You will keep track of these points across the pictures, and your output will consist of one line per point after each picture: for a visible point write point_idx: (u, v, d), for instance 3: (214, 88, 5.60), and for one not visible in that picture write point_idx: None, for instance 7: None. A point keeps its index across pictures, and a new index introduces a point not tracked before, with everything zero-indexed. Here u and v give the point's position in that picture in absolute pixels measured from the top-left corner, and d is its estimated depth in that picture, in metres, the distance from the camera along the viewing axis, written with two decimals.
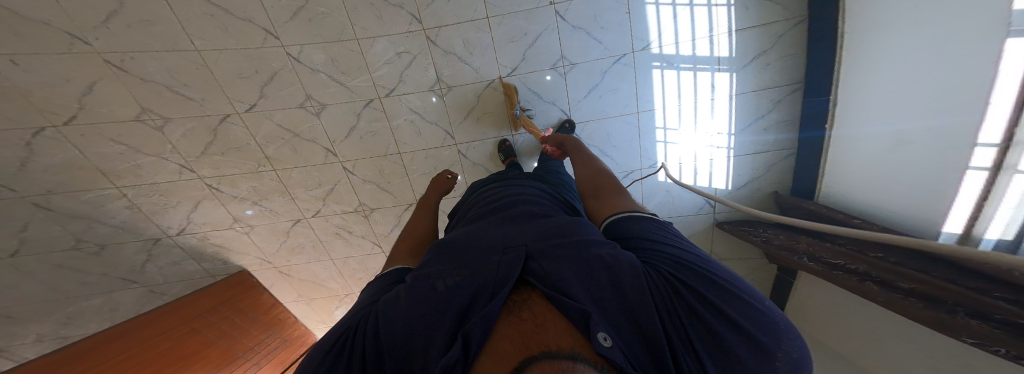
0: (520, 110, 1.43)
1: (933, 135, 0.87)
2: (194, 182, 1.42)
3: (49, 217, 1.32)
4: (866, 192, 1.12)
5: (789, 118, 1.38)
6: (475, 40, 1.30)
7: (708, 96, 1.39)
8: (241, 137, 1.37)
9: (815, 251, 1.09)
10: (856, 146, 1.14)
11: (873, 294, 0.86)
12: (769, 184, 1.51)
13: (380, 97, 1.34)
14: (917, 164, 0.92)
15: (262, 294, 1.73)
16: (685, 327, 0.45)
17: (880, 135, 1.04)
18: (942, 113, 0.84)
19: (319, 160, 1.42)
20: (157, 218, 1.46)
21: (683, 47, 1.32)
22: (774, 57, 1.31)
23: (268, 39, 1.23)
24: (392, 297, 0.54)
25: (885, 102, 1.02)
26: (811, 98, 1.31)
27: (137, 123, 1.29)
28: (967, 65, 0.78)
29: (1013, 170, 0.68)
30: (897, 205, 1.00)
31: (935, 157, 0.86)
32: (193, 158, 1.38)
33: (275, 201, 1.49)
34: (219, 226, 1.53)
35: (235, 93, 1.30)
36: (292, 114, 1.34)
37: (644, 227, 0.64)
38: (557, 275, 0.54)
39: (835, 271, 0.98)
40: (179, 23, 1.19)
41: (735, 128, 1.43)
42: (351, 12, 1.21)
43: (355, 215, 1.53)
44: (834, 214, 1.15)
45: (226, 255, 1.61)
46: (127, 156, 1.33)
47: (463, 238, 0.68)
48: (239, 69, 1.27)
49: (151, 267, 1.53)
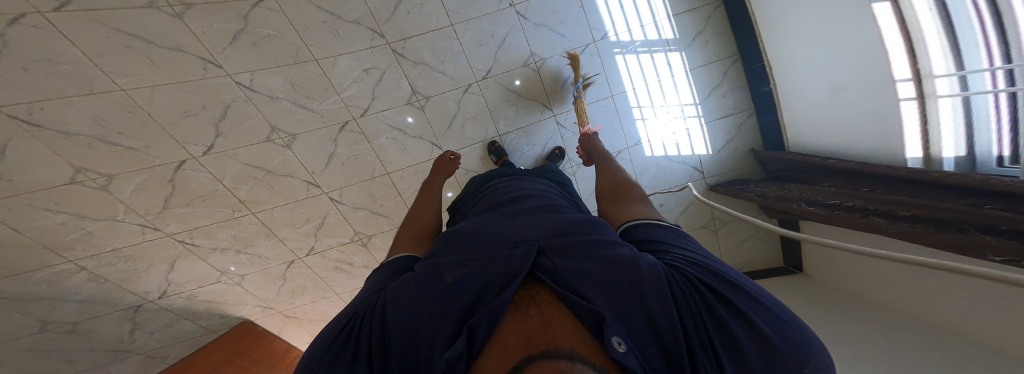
0: (501, 110, 1.34)
1: (859, 80, 0.97)
2: (163, 240, 1.29)
3: (1, 306, 1.17)
4: (829, 140, 1.15)
5: (739, 87, 1.44)
6: (443, 47, 1.21)
7: (668, 74, 1.41)
8: (206, 184, 1.23)
9: (811, 195, 1.06)
10: (811, 101, 1.18)
11: (880, 226, 0.77)
12: (743, 143, 1.49)
13: (355, 118, 1.23)
14: (856, 107, 1.01)
15: (272, 340, 1.65)
16: (707, 331, 0.45)
17: (817, 89, 1.14)
18: (856, 63, 0.96)
19: (300, 194, 1.31)
20: (131, 285, 1.33)
21: (635, 32, 1.35)
22: (711, 35, 1.39)
23: (208, 69, 1.07)
24: (398, 284, 0.52)
25: (812, 61, 1.11)
26: (749, 66, 1.39)
27: (75, 186, 1.12)
28: (856, 24, 0.93)
29: (936, 97, 0.80)
30: (850, 152, 1.06)
31: (868, 97, 0.95)
32: (154, 215, 1.24)
33: (262, 245, 1.39)
34: (206, 281, 1.42)
35: (184, 136, 1.15)
36: (258, 150, 1.21)
37: (660, 233, 0.64)
38: (571, 272, 0.52)
39: (836, 211, 0.92)
40: (92, 62, 1.00)
41: (699, 97, 1.44)
42: (303, 32, 1.09)
43: (353, 245, 1.46)
44: (813, 160, 1.14)
45: (222, 309, 1.52)
46: (72, 224, 1.17)
47: (472, 229, 0.65)
48: (183, 107, 1.11)
49: (140, 334, 1.42)
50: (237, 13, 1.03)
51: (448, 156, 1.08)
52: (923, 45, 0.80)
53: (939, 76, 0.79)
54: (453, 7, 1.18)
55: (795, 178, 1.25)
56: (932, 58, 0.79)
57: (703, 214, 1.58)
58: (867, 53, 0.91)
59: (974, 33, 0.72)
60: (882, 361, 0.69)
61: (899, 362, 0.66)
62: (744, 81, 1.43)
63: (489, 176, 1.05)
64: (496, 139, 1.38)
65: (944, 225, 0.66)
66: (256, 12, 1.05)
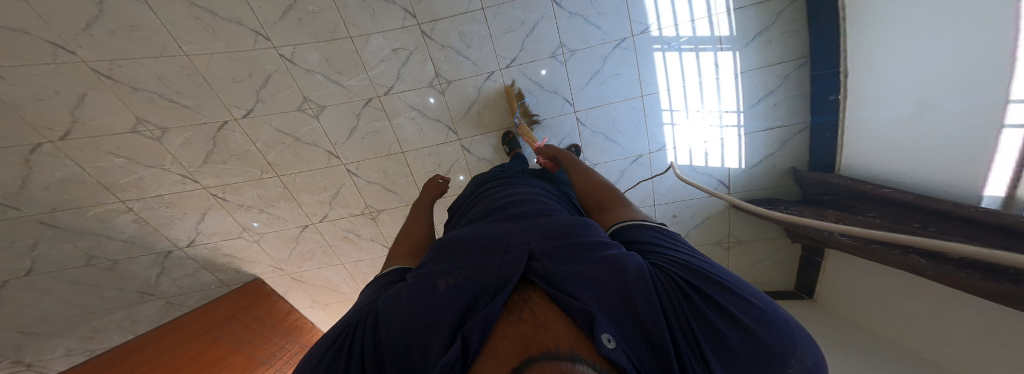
0: (521, 99, 1.38)
1: (961, 96, 0.79)
2: (199, 193, 1.41)
3: (58, 236, 1.31)
4: (892, 166, 1.02)
5: (798, 94, 1.33)
6: (471, 32, 1.26)
7: (713, 75, 1.36)
8: (242, 144, 1.34)
9: (850, 224, 1.00)
10: (883, 119, 1.04)
11: (920, 267, 0.74)
12: (785, 161, 1.42)
13: (379, 96, 1.31)
14: (944, 128, 0.84)
15: (277, 301, 1.75)
16: (691, 328, 0.43)
17: (898, 106, 0.98)
18: (974, 77, 0.76)
19: (322, 163, 1.39)
20: (166, 231, 1.46)
21: (683, 28, 1.30)
22: (776, 34, 1.28)
23: (259, 41, 1.19)
24: (391, 296, 0.53)
25: (910, 69, 0.94)
26: (818, 72, 1.26)
27: (134, 135, 1.27)
28: (991, 32, 0.72)
29: None
30: (921, 180, 0.91)
31: (968, 126, 0.78)
32: (195, 168, 1.36)
33: (282, 208, 1.48)
34: (228, 235, 1.52)
35: (231, 98, 1.27)
36: (291, 117, 1.31)
37: (642, 233, 0.64)
38: (561, 275, 0.51)
39: (874, 245, 0.88)
40: (165, 28, 1.14)
41: (743, 105, 1.38)
42: (343, 11, 1.18)
43: (363, 218, 1.52)
44: (863, 186, 1.03)
45: (238, 264, 1.62)
46: (128, 169, 1.31)
47: (464, 236, 0.65)
48: (232, 73, 1.23)
49: (165, 280, 1.54)
50: None
51: (438, 180, 1.13)
52: None
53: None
54: None
55: (837, 204, 1.14)
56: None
57: (718, 230, 1.50)
58: (993, 71, 0.71)
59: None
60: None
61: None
62: (804, 87, 1.32)
63: (488, 178, 1.07)
64: (513, 130, 1.42)
65: (995, 273, 0.60)
66: None
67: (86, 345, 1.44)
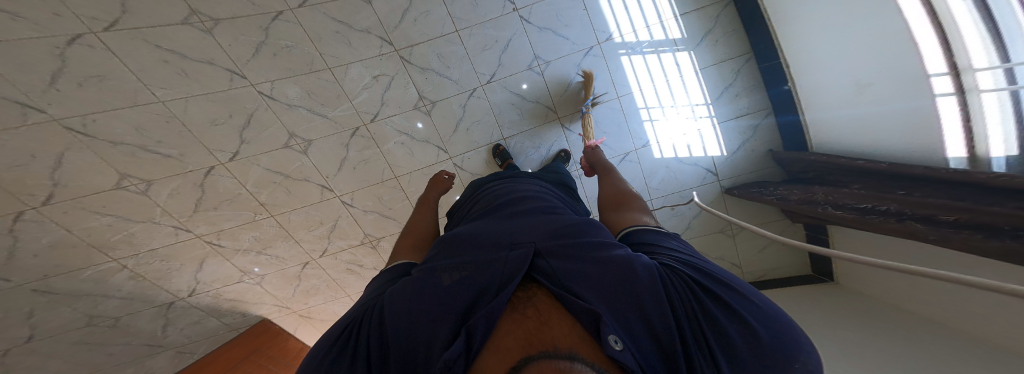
0: (506, 112, 1.36)
1: (888, 73, 0.88)
2: (194, 242, 1.38)
3: (54, 300, 1.28)
4: (853, 140, 1.06)
5: (755, 84, 1.39)
6: (448, 53, 1.25)
7: (676, 73, 1.39)
8: (231, 188, 1.31)
9: (838, 199, 0.98)
10: (835, 97, 1.10)
11: (922, 232, 0.68)
12: (761, 144, 1.42)
13: (365, 124, 1.28)
14: (885, 103, 0.91)
15: (288, 338, 1.72)
16: (703, 331, 0.42)
17: (839, 86, 1.07)
18: (889, 53, 0.87)
19: (315, 197, 1.37)
20: (165, 283, 1.43)
21: (641, 33, 1.34)
22: (720, 34, 1.36)
23: (235, 80, 1.16)
24: (395, 289, 0.52)
25: (837, 54, 1.04)
26: (764, 64, 1.35)
27: (120, 190, 1.23)
28: (887, 16, 0.85)
29: (977, 92, 0.67)
30: (881, 151, 0.95)
31: (901, 95, 0.86)
32: (186, 217, 1.33)
33: (280, 247, 1.46)
34: (230, 280, 1.50)
35: (213, 143, 1.24)
36: (278, 156, 1.28)
37: (653, 236, 0.63)
38: (569, 274, 0.50)
39: (868, 216, 0.84)
40: (136, 76, 1.11)
41: (710, 97, 1.40)
42: (318, 44, 1.16)
43: (363, 247, 1.50)
44: (839, 160, 1.05)
45: (243, 307, 1.60)
46: (117, 226, 1.28)
47: (469, 231, 0.64)
48: (211, 116, 1.20)
49: (171, 330, 1.51)
50: (258, 26, 1.11)
51: (445, 175, 1.12)
52: (956, 34, 0.69)
53: (980, 69, 0.66)
54: (457, 13, 1.22)
55: (822, 179, 1.13)
56: (967, 51, 0.68)
57: (716, 219, 1.52)
58: (901, 46, 0.82)
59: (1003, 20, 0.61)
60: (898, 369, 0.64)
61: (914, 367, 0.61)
62: (758, 80, 1.39)
63: (486, 180, 1.05)
64: (501, 142, 1.40)
65: (991, 231, 0.56)
66: (275, 25, 1.12)
67: None
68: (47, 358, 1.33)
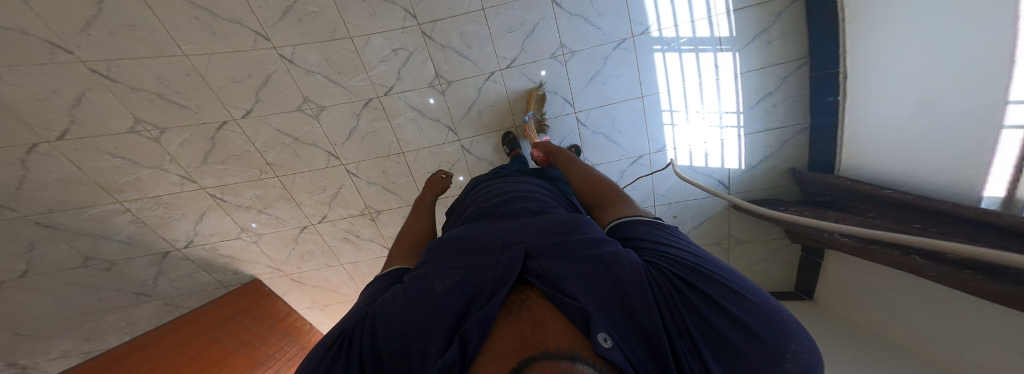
0: (521, 100, 1.38)
1: (964, 100, 0.78)
2: (197, 193, 1.40)
3: (56, 236, 1.30)
4: (896, 162, 1.01)
5: (797, 95, 1.32)
6: (471, 32, 1.25)
7: (713, 76, 1.34)
8: (240, 145, 1.34)
9: (848, 225, 1.00)
10: (886, 117, 1.03)
11: (922, 267, 0.73)
12: (783, 162, 1.41)
13: (378, 96, 1.30)
14: (946, 129, 0.84)
15: (275, 302, 1.74)
16: (688, 326, 0.43)
17: (900, 99, 0.98)
18: (971, 72, 0.76)
19: (322, 163, 1.38)
20: (164, 232, 1.45)
21: (683, 28, 1.28)
22: (776, 34, 1.27)
23: (258, 42, 1.19)
24: (386, 300, 0.53)
25: (914, 68, 0.93)
26: (819, 71, 1.23)
27: (133, 135, 1.26)
28: (990, 27, 0.71)
29: None
30: (923, 179, 0.91)
31: (965, 120, 0.79)
32: (193, 168, 1.35)
33: (281, 208, 1.47)
34: (227, 236, 1.51)
35: (230, 99, 1.26)
36: (290, 118, 1.31)
37: (645, 229, 0.62)
38: (559, 273, 0.51)
39: (874, 246, 0.87)
40: (165, 28, 1.14)
41: (743, 105, 1.37)
42: (343, 11, 1.18)
43: (362, 218, 1.51)
44: (862, 187, 1.04)
45: (237, 265, 1.61)
46: (126, 169, 1.30)
47: (461, 236, 0.65)
48: (232, 74, 1.23)
49: (163, 280, 1.53)
50: None
51: (442, 175, 1.15)
52: None
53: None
54: None
55: (838, 205, 1.14)
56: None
57: (719, 229, 1.49)
58: (989, 66, 0.71)
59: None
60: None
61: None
62: (804, 87, 1.30)
63: (483, 180, 1.07)
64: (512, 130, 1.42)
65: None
66: None
67: (82, 348, 1.39)
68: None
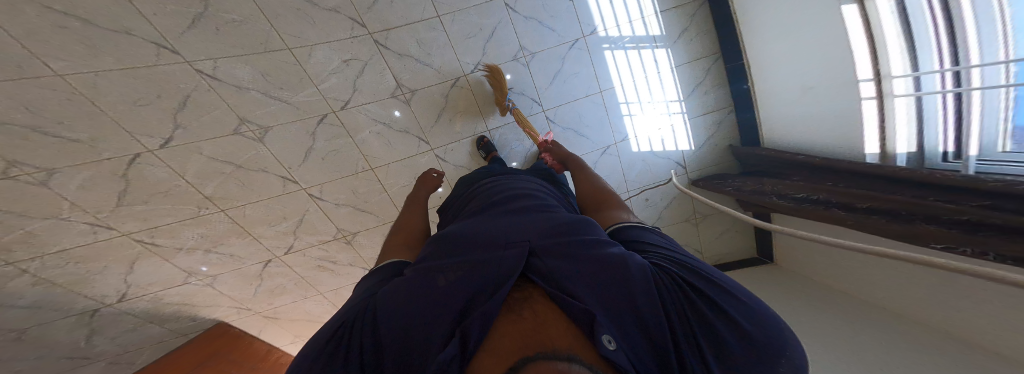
0: (490, 104, 1.32)
1: (829, 81, 1.03)
2: (118, 240, 1.18)
3: None
4: (801, 139, 1.19)
5: (721, 84, 1.46)
6: (430, 40, 1.19)
7: (654, 69, 1.42)
8: (165, 179, 1.13)
9: (782, 189, 1.10)
10: (785, 100, 1.24)
11: (842, 218, 0.83)
12: (723, 139, 1.51)
13: (334, 111, 1.17)
14: (828, 104, 1.05)
15: (251, 342, 1.52)
16: (692, 327, 0.43)
17: (789, 88, 1.19)
18: (829, 63, 1.01)
19: (276, 190, 1.22)
20: (85, 289, 1.21)
21: (624, 28, 1.35)
22: (693, 33, 1.41)
23: (161, 55, 0.98)
24: (387, 290, 0.51)
25: (787, 62, 1.17)
26: (730, 64, 1.43)
27: (8, 181, 0.99)
28: (830, 33, 0.97)
29: (894, 96, 0.88)
30: (830, 145, 1.08)
31: (838, 100, 1.01)
32: (106, 212, 1.13)
33: (235, 244, 1.28)
34: (171, 283, 1.31)
35: (140, 127, 1.04)
36: (226, 143, 1.12)
37: (646, 235, 0.64)
38: (562, 273, 0.50)
39: (804, 205, 0.97)
40: (20, 42, 0.87)
41: (683, 94, 1.46)
42: (273, 19, 1.04)
43: (337, 243, 1.37)
44: (792, 156, 1.14)
45: (193, 311, 1.41)
46: (7, 224, 1.04)
47: (463, 231, 0.63)
48: (135, 95, 1.00)
49: (99, 339, 1.30)
50: None
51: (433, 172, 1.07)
52: (884, 48, 0.88)
53: (897, 78, 0.87)
54: None
55: (769, 171, 1.27)
56: (892, 60, 0.88)
57: (685, 208, 1.56)
58: (841, 59, 0.96)
59: (930, 36, 0.81)
60: (859, 349, 0.72)
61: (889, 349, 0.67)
62: (725, 78, 1.46)
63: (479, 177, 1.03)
64: (486, 134, 1.34)
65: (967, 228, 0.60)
66: None
67: None
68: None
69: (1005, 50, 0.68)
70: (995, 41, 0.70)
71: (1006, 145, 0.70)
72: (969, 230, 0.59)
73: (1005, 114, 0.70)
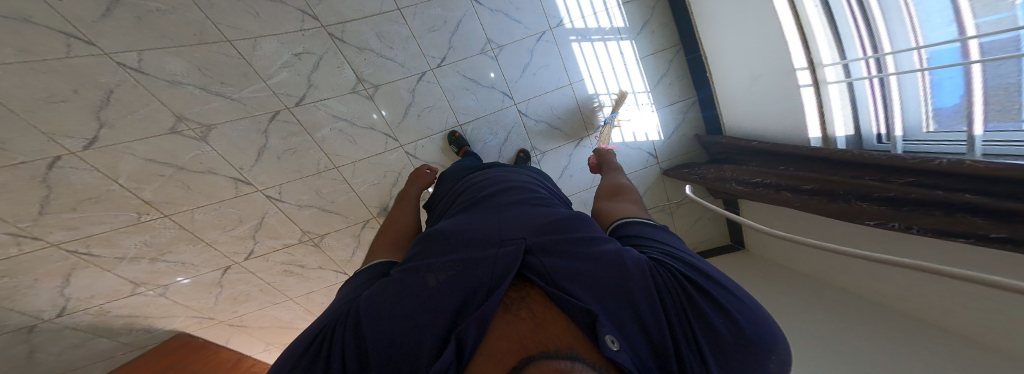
0: (459, 98, 1.27)
1: (770, 69, 1.09)
2: (49, 251, 1.06)
3: None
4: (755, 125, 1.25)
5: (683, 75, 1.49)
6: (390, 33, 1.14)
7: (620, 61, 1.42)
8: (95, 184, 1.01)
9: (738, 175, 1.16)
10: (736, 88, 1.29)
11: (790, 200, 0.88)
12: (689, 129, 1.54)
13: (288, 107, 1.10)
14: (775, 93, 1.10)
15: (217, 352, 1.44)
16: (691, 325, 0.42)
17: (740, 77, 1.24)
18: (767, 52, 1.07)
19: (226, 193, 1.13)
20: (19, 304, 1.09)
21: (589, 20, 1.35)
22: (656, 25, 1.43)
23: (73, 46, 0.86)
24: (374, 292, 0.46)
25: (734, 52, 1.22)
26: (689, 55, 1.46)
27: None
28: (765, 22, 1.03)
29: (826, 83, 0.98)
30: (777, 132, 1.14)
31: (779, 87, 1.07)
32: (30, 222, 1.01)
33: (184, 251, 1.19)
34: (118, 295, 1.21)
35: (53, 126, 0.91)
36: (161, 143, 1.01)
37: (646, 230, 0.60)
38: (560, 271, 0.47)
39: (757, 189, 1.02)
40: None
41: (649, 85, 1.47)
42: (206, 8, 0.94)
43: (303, 246, 1.31)
44: (749, 143, 1.20)
45: (147, 323, 1.32)
46: None
47: (455, 227, 0.58)
48: (44, 91, 0.88)
49: (43, 355, 1.18)
50: None
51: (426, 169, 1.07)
52: (812, 38, 0.98)
53: (827, 66, 0.98)
54: None
55: (729, 159, 1.34)
56: (822, 50, 0.97)
57: (658, 196, 1.61)
58: (776, 47, 1.03)
59: (851, 28, 0.91)
60: (816, 326, 0.78)
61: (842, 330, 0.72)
62: (686, 70, 1.49)
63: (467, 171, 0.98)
64: (457, 128, 1.30)
65: (897, 205, 0.65)
66: None
67: None
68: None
69: (914, 38, 0.75)
70: (901, 34, 0.78)
71: (929, 126, 0.78)
72: (895, 205, 0.65)
73: (921, 97, 0.78)
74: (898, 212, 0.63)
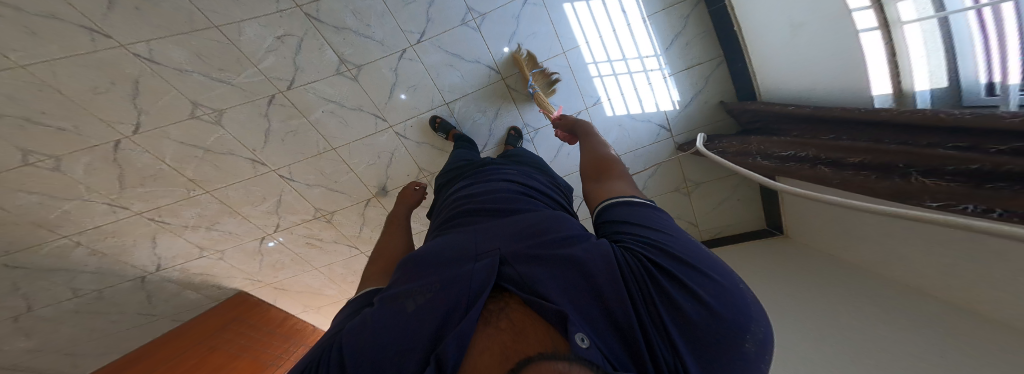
0: (445, 75, 1.22)
1: (817, 12, 0.88)
2: (135, 219, 1.28)
3: (27, 275, 1.22)
4: (800, 85, 1.04)
5: (704, 31, 1.25)
6: (366, 9, 1.08)
7: (623, 22, 1.24)
8: (150, 164, 1.17)
9: (768, 148, 0.99)
10: (773, 43, 1.07)
11: (827, 177, 0.74)
12: (713, 95, 1.32)
13: (281, 91, 1.14)
14: (824, 43, 0.90)
15: (269, 309, 1.73)
16: (661, 317, 0.35)
17: (777, 25, 1.01)
18: None
19: (248, 173, 1.25)
20: (128, 259, 1.36)
21: None
22: None
23: (97, 40, 0.95)
24: (351, 327, 0.38)
25: None
26: (711, 7, 1.22)
27: (29, 168, 1.08)
28: None
29: (900, 24, 0.73)
30: (826, 92, 0.96)
31: (830, 34, 0.87)
32: (115, 194, 1.21)
33: (228, 223, 1.37)
34: (191, 256, 1.45)
35: (108, 114, 1.05)
36: (189, 127, 1.13)
37: (624, 213, 0.51)
38: (538, 277, 0.40)
39: (789, 164, 0.87)
40: None
41: (659, 47, 1.26)
42: None
43: (318, 222, 1.43)
44: (784, 108, 1.01)
45: (216, 280, 1.56)
46: (48, 204, 1.16)
47: (431, 246, 0.51)
48: (91, 83, 1.00)
49: (157, 301, 1.49)
50: None
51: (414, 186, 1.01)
52: None
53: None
54: None
55: (766, 129, 1.12)
56: None
57: (672, 176, 1.44)
58: None
59: None
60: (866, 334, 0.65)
61: (912, 347, 0.57)
62: (706, 25, 1.25)
63: (462, 174, 0.92)
64: (443, 109, 1.27)
65: (975, 175, 0.49)
66: None
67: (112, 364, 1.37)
68: (55, 325, 1.31)
69: None
70: None
71: None
72: (979, 181, 0.48)
73: None
74: (980, 190, 0.46)
